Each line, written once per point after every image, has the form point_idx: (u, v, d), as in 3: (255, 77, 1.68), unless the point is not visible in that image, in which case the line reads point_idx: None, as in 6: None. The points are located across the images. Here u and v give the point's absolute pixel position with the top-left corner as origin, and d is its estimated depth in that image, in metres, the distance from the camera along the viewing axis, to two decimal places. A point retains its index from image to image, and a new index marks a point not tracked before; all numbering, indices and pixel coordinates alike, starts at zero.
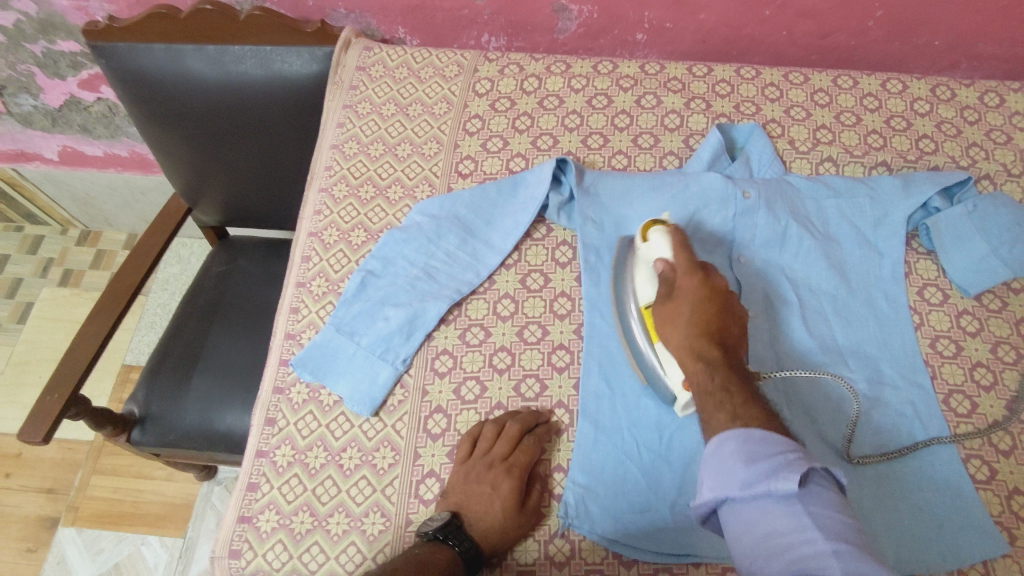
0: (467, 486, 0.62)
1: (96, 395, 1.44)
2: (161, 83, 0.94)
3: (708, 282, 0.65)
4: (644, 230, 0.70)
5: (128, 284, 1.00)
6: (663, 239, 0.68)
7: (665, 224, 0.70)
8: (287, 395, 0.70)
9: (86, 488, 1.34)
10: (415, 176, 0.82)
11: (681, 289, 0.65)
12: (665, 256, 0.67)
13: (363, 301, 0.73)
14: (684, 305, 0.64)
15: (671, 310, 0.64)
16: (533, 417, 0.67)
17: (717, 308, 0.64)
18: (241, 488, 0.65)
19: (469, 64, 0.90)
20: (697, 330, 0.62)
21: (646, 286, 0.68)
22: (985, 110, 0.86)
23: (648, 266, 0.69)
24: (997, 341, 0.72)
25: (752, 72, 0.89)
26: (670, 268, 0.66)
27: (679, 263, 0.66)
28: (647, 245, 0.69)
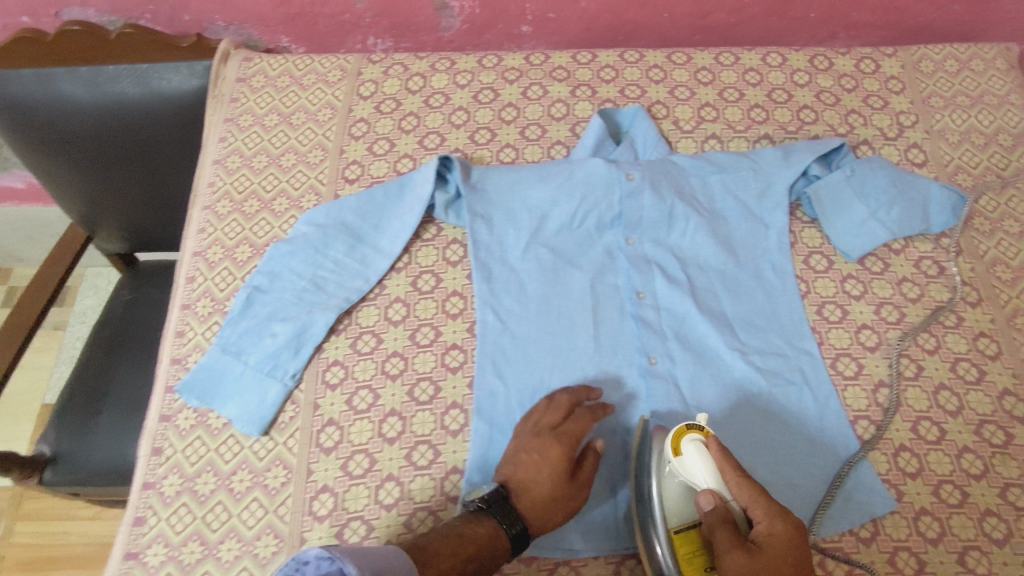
0: (518, 455, 0.61)
1: (13, 435, 1.38)
2: (34, 110, 0.91)
3: (789, 517, 0.54)
4: (672, 439, 0.59)
5: (26, 320, 0.94)
6: (702, 455, 0.57)
7: (701, 433, 0.60)
8: (174, 422, 0.67)
9: (11, 536, 1.29)
10: (300, 186, 0.80)
11: (768, 534, 0.53)
12: (709, 481, 0.57)
13: (249, 319, 0.71)
14: (769, 557, 0.52)
15: (753, 561, 0.52)
16: (584, 391, 0.66)
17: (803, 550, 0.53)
18: (127, 524, 0.63)
19: (352, 67, 0.88)
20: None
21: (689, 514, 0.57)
22: (861, 77, 0.88)
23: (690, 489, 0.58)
24: (881, 302, 0.74)
25: (635, 56, 0.89)
26: (721, 496, 0.56)
27: (739, 491, 0.55)
28: (679, 462, 0.58)
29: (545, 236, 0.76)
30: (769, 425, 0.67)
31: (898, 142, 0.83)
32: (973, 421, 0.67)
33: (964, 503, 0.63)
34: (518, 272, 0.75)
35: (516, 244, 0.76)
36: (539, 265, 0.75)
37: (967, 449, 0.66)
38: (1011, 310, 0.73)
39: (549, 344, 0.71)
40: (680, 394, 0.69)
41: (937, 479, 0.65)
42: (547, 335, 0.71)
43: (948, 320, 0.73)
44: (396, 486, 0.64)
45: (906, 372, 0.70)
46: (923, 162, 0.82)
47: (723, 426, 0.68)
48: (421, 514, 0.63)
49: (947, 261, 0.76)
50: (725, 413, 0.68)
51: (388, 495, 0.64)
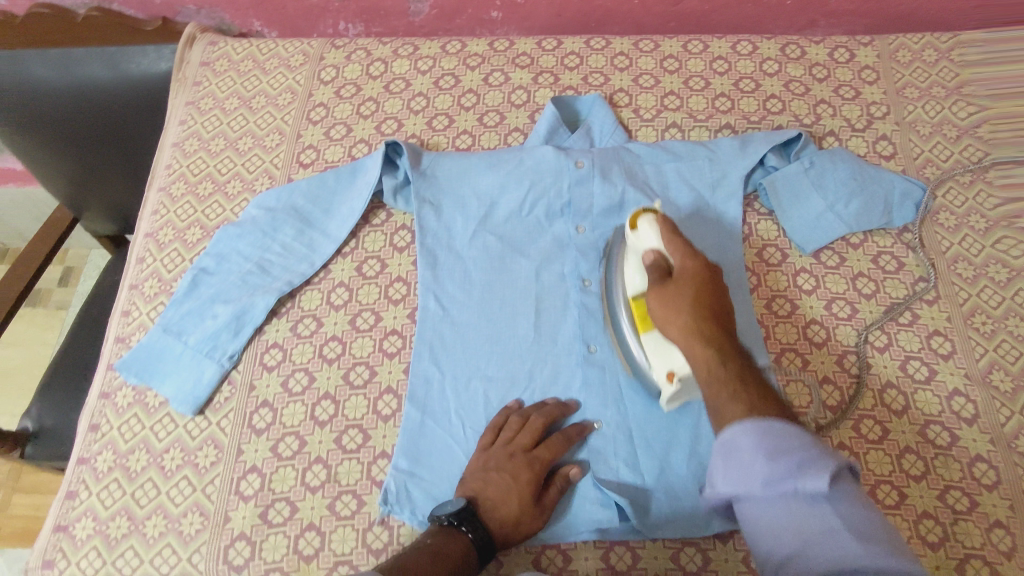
0: (486, 472, 0.60)
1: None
2: (9, 92, 0.93)
3: (708, 270, 0.58)
4: (632, 217, 0.64)
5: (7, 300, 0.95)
6: (653, 228, 0.61)
7: (655, 213, 0.64)
8: (113, 399, 0.69)
9: (8, 507, 1.26)
10: (255, 170, 0.80)
11: (681, 270, 0.58)
12: (654, 245, 0.61)
13: (193, 299, 0.72)
14: (679, 286, 0.57)
15: (666, 291, 0.57)
16: (558, 409, 0.65)
17: (717, 295, 0.57)
18: (60, 497, 0.65)
19: (315, 52, 0.88)
20: (699, 309, 0.55)
21: (635, 274, 0.62)
22: (835, 66, 0.85)
23: (638, 256, 0.63)
24: (834, 298, 0.71)
25: (602, 43, 0.88)
26: (664, 260, 0.60)
27: (674, 254, 0.59)
28: (635, 235, 0.63)
29: (494, 223, 0.75)
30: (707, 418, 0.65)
31: (866, 133, 0.80)
32: (918, 421, 0.65)
33: (900, 505, 0.61)
34: (463, 258, 0.74)
35: (464, 231, 0.75)
36: (485, 252, 0.74)
37: (909, 449, 0.63)
38: (970, 308, 0.70)
39: (489, 332, 0.70)
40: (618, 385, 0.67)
41: (875, 479, 0.62)
42: (488, 323, 0.70)
43: (902, 317, 0.70)
44: (323, 469, 0.64)
45: (851, 369, 0.68)
46: (891, 154, 0.79)
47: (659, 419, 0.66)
48: (345, 498, 0.63)
49: (907, 256, 0.73)
50: None
51: (314, 478, 0.64)
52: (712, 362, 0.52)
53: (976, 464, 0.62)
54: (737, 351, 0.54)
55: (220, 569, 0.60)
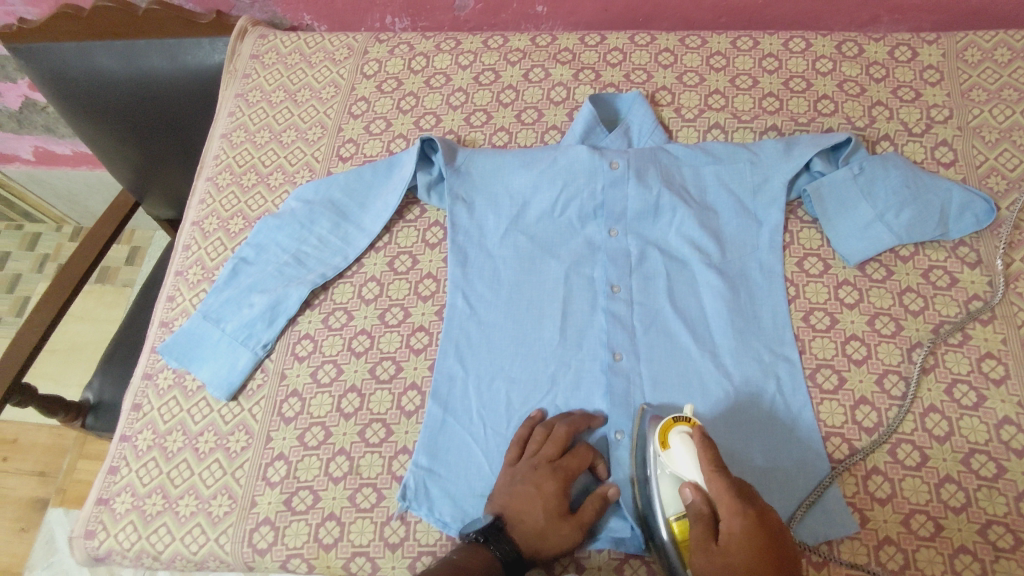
0: (512, 487, 0.60)
1: (67, 375, 1.45)
2: (77, 81, 0.97)
3: (761, 524, 0.50)
4: (661, 431, 0.57)
5: (71, 279, 1.00)
6: (688, 450, 0.54)
7: (689, 426, 0.56)
8: (155, 380, 0.73)
9: (73, 473, 1.31)
10: (296, 162, 0.82)
11: (727, 537, 0.49)
12: (692, 476, 0.53)
13: (232, 288, 0.75)
14: (730, 557, 0.49)
15: (713, 563, 0.49)
16: (585, 421, 0.65)
17: (774, 560, 0.49)
18: (103, 471, 0.69)
19: (359, 46, 0.89)
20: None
21: (674, 502, 0.55)
22: (894, 66, 0.81)
23: (675, 483, 0.55)
24: (877, 313, 0.68)
25: (647, 39, 0.86)
26: (705, 499, 0.52)
27: (719, 496, 0.51)
28: (666, 454, 0.56)
29: (525, 223, 0.75)
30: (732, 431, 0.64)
31: (924, 139, 0.76)
32: (962, 449, 0.61)
33: (936, 536, 0.58)
34: (493, 257, 0.74)
35: (495, 230, 0.75)
36: (514, 252, 0.74)
37: (949, 478, 0.60)
38: None
39: (514, 333, 0.70)
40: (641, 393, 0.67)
41: (910, 508, 0.59)
42: (513, 323, 0.70)
43: (951, 337, 0.66)
44: (346, 460, 0.66)
45: (892, 390, 0.64)
46: (951, 161, 0.75)
47: None
48: (366, 490, 0.64)
49: (962, 273, 0.69)
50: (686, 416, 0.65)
51: (337, 468, 0.65)
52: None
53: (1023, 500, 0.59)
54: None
55: (244, 551, 0.63)
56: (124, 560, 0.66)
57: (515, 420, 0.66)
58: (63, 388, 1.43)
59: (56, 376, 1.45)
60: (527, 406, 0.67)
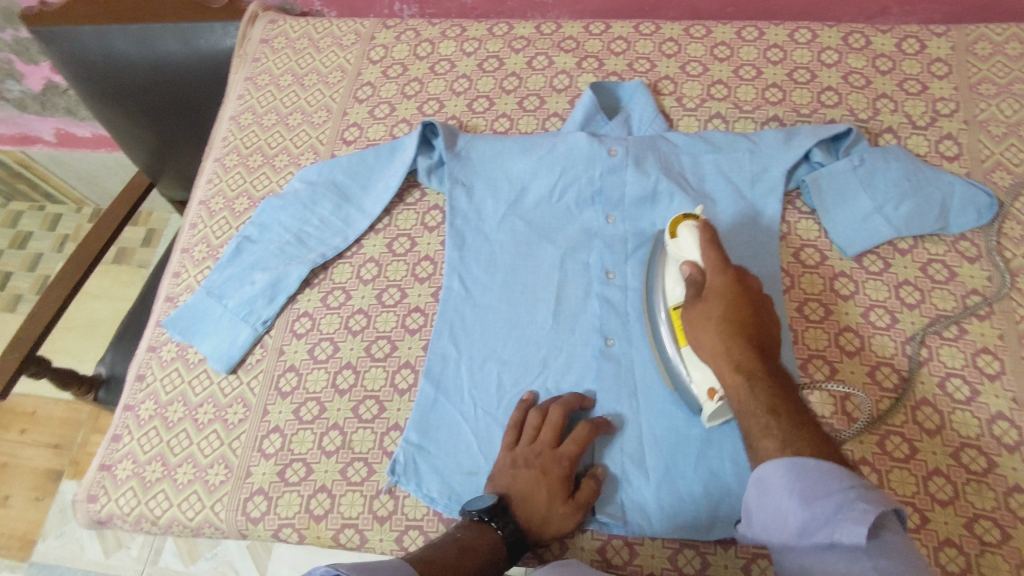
0: (514, 470, 0.61)
1: (83, 351, 1.49)
2: (93, 63, 1.00)
3: (739, 282, 0.58)
4: (673, 223, 0.64)
5: (87, 255, 1.03)
6: (691, 235, 0.61)
7: (696, 220, 0.63)
8: (159, 352, 0.75)
9: (87, 445, 1.34)
10: (302, 145, 0.84)
11: (709, 288, 0.58)
12: (693, 258, 0.60)
13: (235, 266, 0.76)
14: (710, 303, 0.57)
15: (694, 311, 0.58)
16: (578, 401, 0.65)
17: (750, 311, 0.56)
18: (107, 439, 0.71)
19: (367, 32, 0.90)
20: (727, 329, 0.55)
21: (677, 285, 0.63)
22: (901, 58, 0.80)
23: (678, 266, 0.63)
24: (872, 304, 0.68)
25: (651, 28, 0.86)
26: (698, 269, 0.59)
27: (708, 263, 0.59)
28: (677, 242, 0.63)
29: (523, 208, 0.76)
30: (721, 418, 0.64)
31: (929, 132, 0.75)
32: (952, 442, 0.61)
33: (922, 528, 0.58)
34: (490, 241, 0.75)
35: (493, 214, 0.76)
36: (512, 236, 0.74)
37: (938, 471, 0.60)
38: None
39: (508, 315, 0.71)
40: (632, 378, 0.67)
41: (897, 499, 0.59)
42: (508, 306, 0.71)
43: (947, 331, 0.66)
44: (339, 435, 0.67)
45: (884, 382, 0.64)
46: (956, 155, 0.74)
47: (669, 413, 0.65)
48: (357, 464, 0.66)
49: (961, 267, 0.68)
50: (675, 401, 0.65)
51: (330, 443, 0.67)
52: (744, 396, 0.52)
53: (1012, 495, 0.58)
54: (762, 360, 0.54)
55: (238, 519, 0.65)
56: (123, 524, 0.68)
57: (506, 400, 0.67)
58: (78, 363, 1.47)
59: (73, 352, 1.49)
60: (518, 388, 0.68)
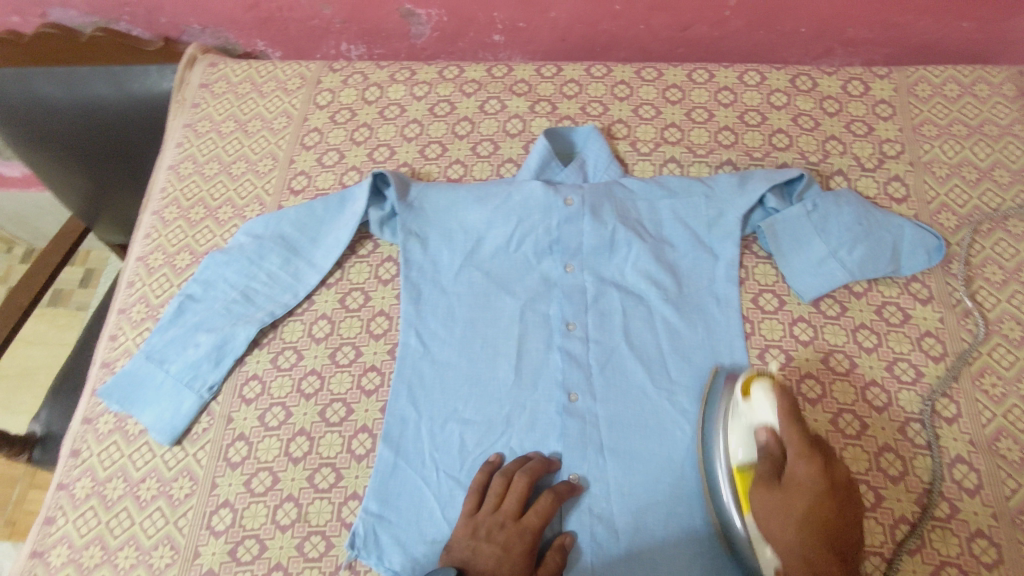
0: (476, 543, 0.59)
1: (16, 402, 1.40)
2: (16, 108, 0.95)
3: (829, 476, 0.55)
4: (743, 382, 0.60)
5: (16, 309, 0.96)
6: (767, 398, 0.58)
7: (770, 377, 0.60)
8: (95, 425, 0.70)
9: (23, 503, 1.26)
10: (247, 195, 0.80)
11: (791, 477, 0.56)
12: (769, 419, 0.57)
13: (177, 327, 0.72)
14: (788, 493, 0.55)
15: (775, 501, 0.55)
16: (544, 467, 0.63)
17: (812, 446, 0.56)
18: (38, 522, 0.66)
19: (312, 75, 0.88)
20: (807, 531, 0.54)
21: (741, 446, 0.59)
22: (847, 100, 0.82)
23: (749, 428, 0.59)
24: (831, 350, 0.68)
25: (603, 70, 0.86)
26: (777, 439, 0.57)
27: (790, 439, 0.56)
28: (748, 403, 0.59)
29: (480, 258, 0.74)
30: (688, 471, 0.63)
31: (877, 174, 0.77)
32: (915, 488, 0.61)
33: None
34: (448, 294, 0.72)
35: (449, 266, 0.74)
36: (469, 288, 0.72)
37: (903, 519, 0.60)
38: (979, 368, 0.66)
39: (469, 372, 0.69)
40: (597, 435, 0.66)
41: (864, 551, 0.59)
42: (467, 363, 0.69)
43: (904, 375, 0.66)
44: (294, 507, 0.64)
45: (847, 430, 0.64)
46: (903, 197, 0.75)
47: (637, 470, 0.64)
48: (314, 538, 0.62)
49: (914, 309, 0.69)
50: (642, 457, 0.64)
51: (285, 516, 0.63)
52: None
53: (975, 540, 0.59)
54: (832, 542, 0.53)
55: None
56: None
57: (469, 463, 0.65)
58: (11, 416, 1.38)
59: (4, 404, 1.40)
60: (481, 449, 0.65)
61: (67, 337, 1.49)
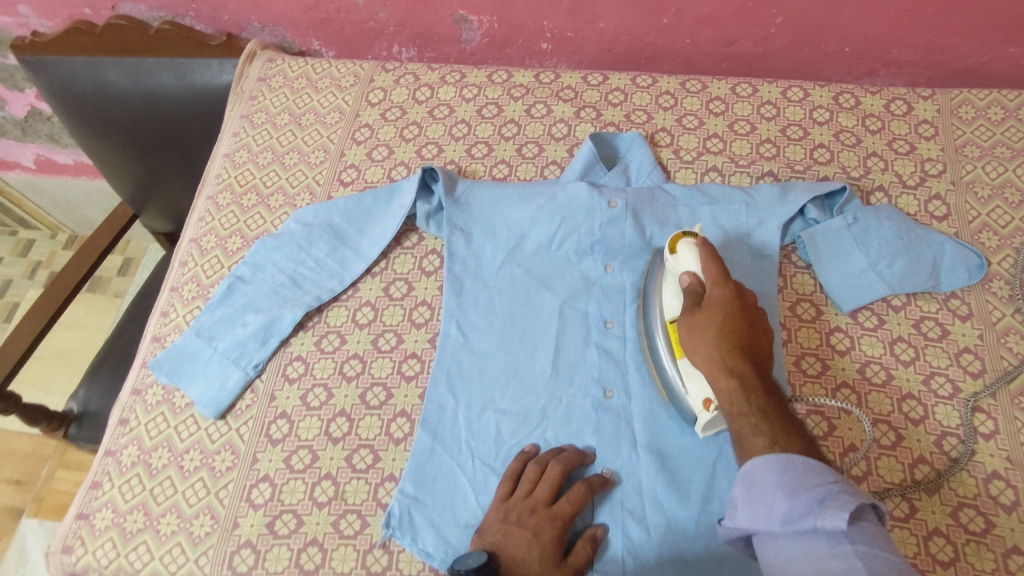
0: (506, 526, 0.59)
1: (52, 383, 1.44)
2: (83, 94, 0.99)
3: (738, 296, 0.61)
4: (670, 241, 0.66)
5: (65, 287, 0.99)
6: (690, 250, 0.64)
7: (693, 236, 0.65)
8: (143, 396, 0.72)
9: (52, 481, 1.29)
10: (298, 185, 0.83)
11: (710, 300, 0.61)
12: (692, 267, 0.63)
13: (227, 306, 0.75)
14: (709, 317, 0.60)
15: (695, 321, 0.61)
16: (578, 458, 0.64)
17: (745, 322, 0.60)
18: (85, 486, 0.68)
19: (366, 74, 0.91)
20: (724, 341, 0.59)
21: (672, 297, 0.65)
22: (890, 118, 0.83)
23: (675, 280, 0.65)
24: (867, 360, 0.68)
25: (648, 81, 0.88)
26: (698, 281, 0.62)
27: (709, 273, 0.62)
28: (675, 258, 0.65)
29: (522, 255, 0.76)
30: (721, 473, 0.64)
31: (918, 192, 0.77)
32: (951, 501, 0.61)
33: None
34: (489, 288, 0.74)
35: (492, 261, 0.75)
36: (510, 283, 0.74)
37: (938, 531, 0.60)
38: (1018, 387, 0.66)
39: (506, 364, 0.70)
40: (631, 432, 0.66)
41: None
42: (506, 354, 0.71)
43: (941, 389, 0.67)
44: (331, 485, 0.65)
45: (883, 440, 0.65)
46: (944, 215, 0.76)
47: (671, 468, 0.64)
48: (350, 516, 0.64)
49: (953, 324, 0.70)
50: (676, 455, 0.65)
51: (322, 493, 0.65)
52: (738, 399, 0.57)
53: (1011, 556, 0.58)
54: (757, 373, 0.58)
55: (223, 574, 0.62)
56: None
57: (504, 452, 0.66)
58: (47, 396, 1.42)
59: (41, 383, 1.44)
60: (516, 439, 0.67)
61: (104, 323, 1.53)
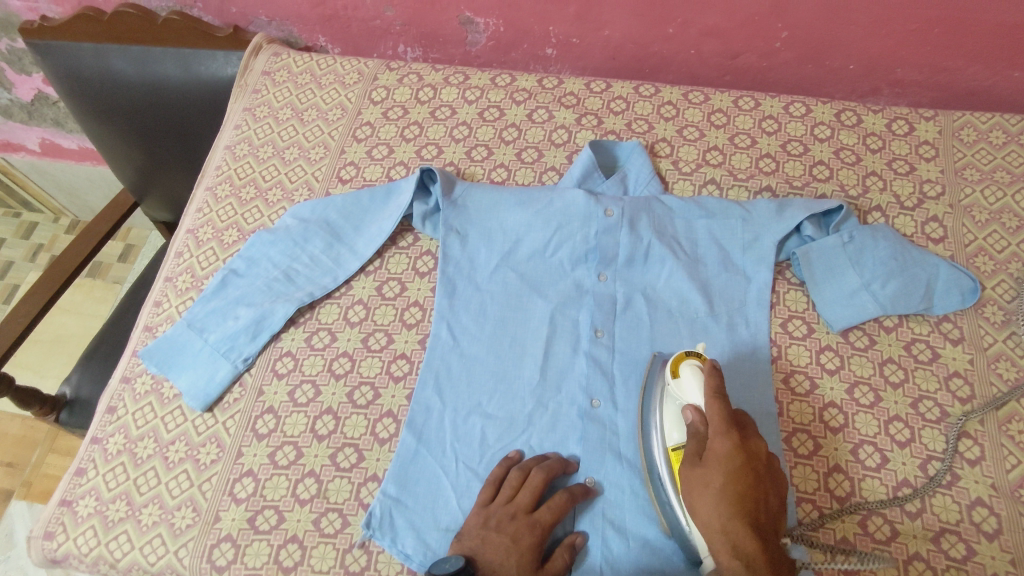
0: (485, 532, 0.59)
1: (47, 365, 1.44)
2: (89, 80, 0.99)
3: (744, 449, 0.55)
4: (674, 361, 0.62)
5: (63, 271, 0.99)
6: (695, 379, 0.59)
7: (700, 359, 0.61)
8: (132, 385, 0.73)
9: (42, 464, 1.29)
10: (297, 180, 0.83)
11: (712, 451, 0.56)
12: (696, 400, 0.59)
13: (219, 299, 0.75)
14: (708, 469, 0.55)
15: (694, 473, 0.56)
16: (560, 466, 0.64)
17: (753, 482, 0.54)
18: (70, 472, 0.68)
19: (370, 72, 0.91)
20: (729, 506, 0.53)
21: (675, 429, 0.60)
22: (891, 138, 0.83)
23: (677, 408, 0.61)
24: (856, 381, 0.68)
25: (651, 90, 0.88)
26: (701, 417, 0.58)
27: (712, 416, 0.57)
28: (677, 382, 0.61)
29: (516, 260, 0.76)
30: None
31: (916, 213, 0.77)
32: (933, 527, 0.61)
33: None
34: (482, 291, 0.74)
35: (486, 264, 0.75)
36: (503, 288, 0.74)
37: (918, 556, 0.60)
38: (1006, 414, 0.66)
39: (495, 368, 0.70)
40: (616, 443, 0.66)
41: None
42: (494, 359, 0.71)
43: (929, 413, 0.66)
44: (314, 483, 0.65)
45: (867, 461, 0.64)
46: (941, 238, 0.76)
47: None
48: (331, 515, 0.64)
49: (944, 348, 0.70)
50: None
51: (305, 490, 0.65)
52: (743, 574, 0.51)
53: None
54: (764, 547, 0.52)
55: (202, 567, 0.62)
56: (80, 564, 0.65)
57: (488, 456, 0.66)
58: (41, 379, 1.42)
59: (36, 365, 1.44)
60: (501, 444, 0.67)
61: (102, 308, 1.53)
